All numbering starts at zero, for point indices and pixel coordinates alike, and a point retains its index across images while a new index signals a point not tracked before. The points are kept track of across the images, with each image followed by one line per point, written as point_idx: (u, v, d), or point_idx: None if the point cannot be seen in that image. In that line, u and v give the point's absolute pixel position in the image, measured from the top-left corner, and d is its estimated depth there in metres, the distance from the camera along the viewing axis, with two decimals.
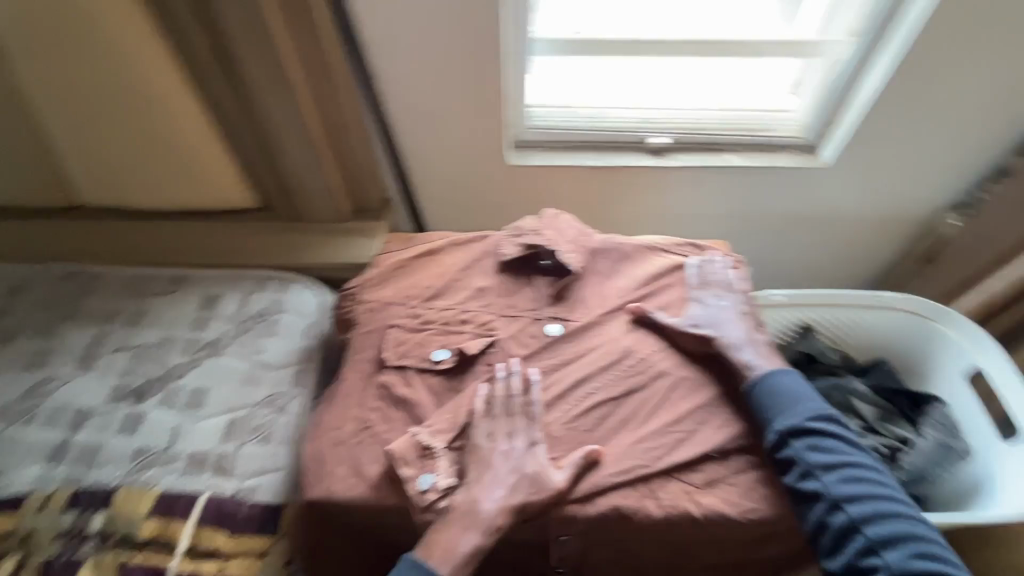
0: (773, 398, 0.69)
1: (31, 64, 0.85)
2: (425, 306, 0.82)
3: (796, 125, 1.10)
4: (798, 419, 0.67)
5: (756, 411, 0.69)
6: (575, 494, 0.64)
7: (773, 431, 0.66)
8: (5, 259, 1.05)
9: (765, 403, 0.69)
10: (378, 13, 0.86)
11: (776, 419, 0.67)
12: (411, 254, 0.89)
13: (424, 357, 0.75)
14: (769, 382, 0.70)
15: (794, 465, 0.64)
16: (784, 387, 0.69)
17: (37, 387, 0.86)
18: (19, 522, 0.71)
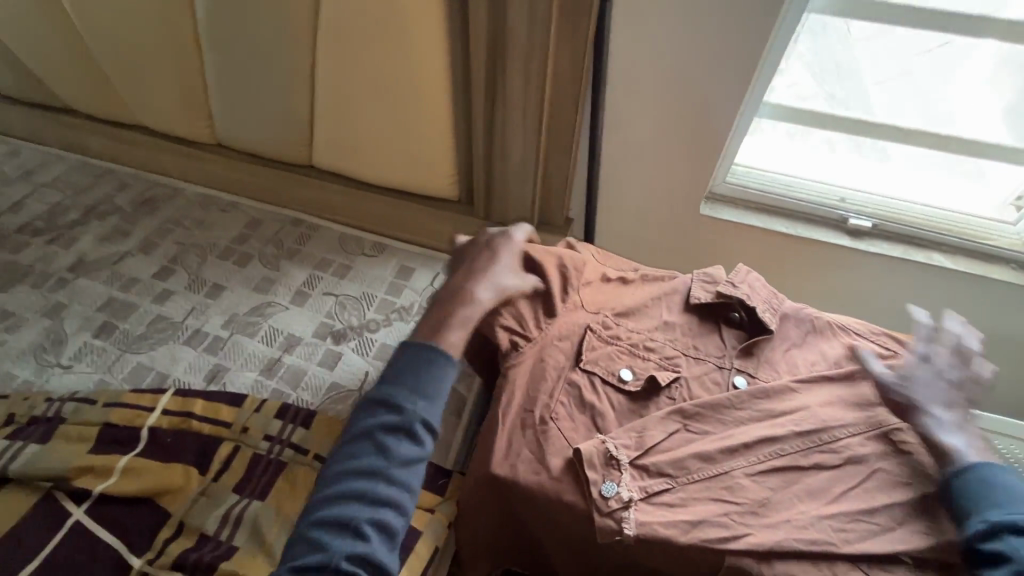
0: (976, 485, 0.66)
1: (334, 47, 1.02)
2: (615, 322, 0.84)
3: (1019, 240, 1.03)
4: (1011, 515, 0.63)
5: (959, 499, 0.66)
6: (755, 552, 0.62)
7: (981, 520, 0.62)
8: (248, 195, 1.24)
9: (969, 492, 0.66)
10: (633, 54, 0.93)
11: (984, 510, 0.63)
12: (608, 273, 0.91)
13: (614, 373, 0.77)
14: (976, 472, 0.67)
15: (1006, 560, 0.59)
16: (991, 480, 0.66)
17: (262, 307, 1.00)
18: (238, 416, 0.81)
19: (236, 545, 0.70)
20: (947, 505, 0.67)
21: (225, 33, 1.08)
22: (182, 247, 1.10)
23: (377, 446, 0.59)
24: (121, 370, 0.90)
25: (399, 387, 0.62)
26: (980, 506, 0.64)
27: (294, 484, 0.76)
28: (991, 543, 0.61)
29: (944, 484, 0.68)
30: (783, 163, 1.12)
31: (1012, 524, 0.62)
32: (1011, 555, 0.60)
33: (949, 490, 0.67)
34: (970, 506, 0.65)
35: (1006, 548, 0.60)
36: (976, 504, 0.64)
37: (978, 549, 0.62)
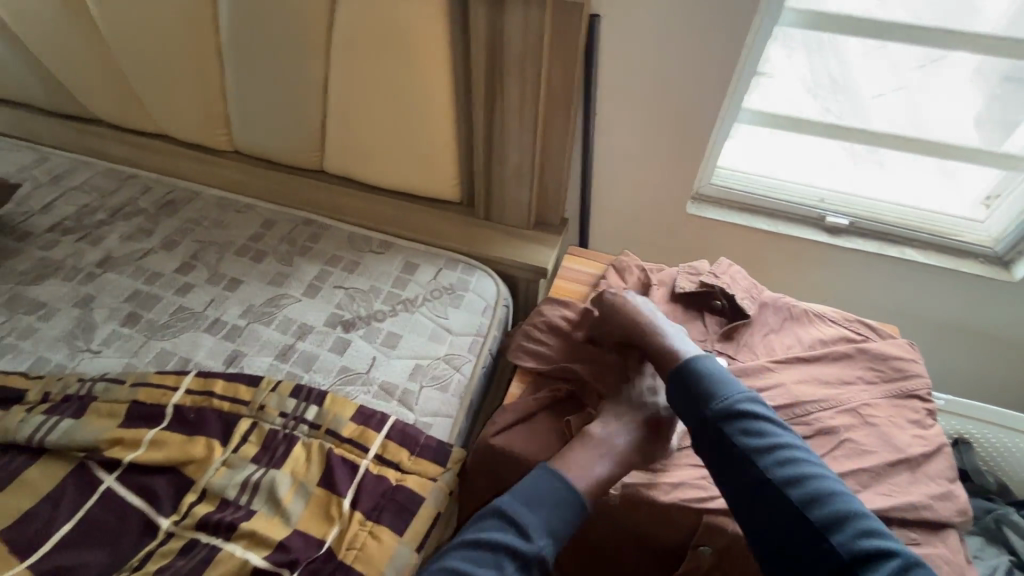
0: (701, 385, 0.67)
1: (346, 60, 1.11)
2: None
3: (988, 235, 1.09)
4: (729, 401, 0.64)
5: (694, 395, 0.66)
6: (731, 512, 0.68)
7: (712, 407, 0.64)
8: (261, 197, 1.32)
9: (693, 391, 0.67)
10: (621, 66, 1.01)
11: (707, 398, 0.65)
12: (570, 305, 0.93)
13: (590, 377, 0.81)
14: (694, 374, 0.68)
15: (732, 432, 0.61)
16: (712, 375, 0.67)
17: (277, 299, 1.07)
18: (255, 395, 0.88)
19: (254, 509, 0.76)
20: (681, 412, 0.67)
21: (245, 48, 1.17)
22: (201, 245, 1.18)
23: (497, 559, 0.59)
24: (146, 354, 0.97)
25: (536, 514, 0.62)
26: (707, 401, 0.65)
27: (308, 455, 0.82)
28: (696, 425, 0.65)
29: (690, 394, 0.67)
30: (765, 166, 1.19)
31: (733, 406, 0.63)
32: (724, 437, 0.62)
33: (676, 395, 0.69)
34: (696, 404, 0.66)
35: (724, 432, 0.62)
36: (697, 400, 0.66)
37: (698, 437, 0.64)
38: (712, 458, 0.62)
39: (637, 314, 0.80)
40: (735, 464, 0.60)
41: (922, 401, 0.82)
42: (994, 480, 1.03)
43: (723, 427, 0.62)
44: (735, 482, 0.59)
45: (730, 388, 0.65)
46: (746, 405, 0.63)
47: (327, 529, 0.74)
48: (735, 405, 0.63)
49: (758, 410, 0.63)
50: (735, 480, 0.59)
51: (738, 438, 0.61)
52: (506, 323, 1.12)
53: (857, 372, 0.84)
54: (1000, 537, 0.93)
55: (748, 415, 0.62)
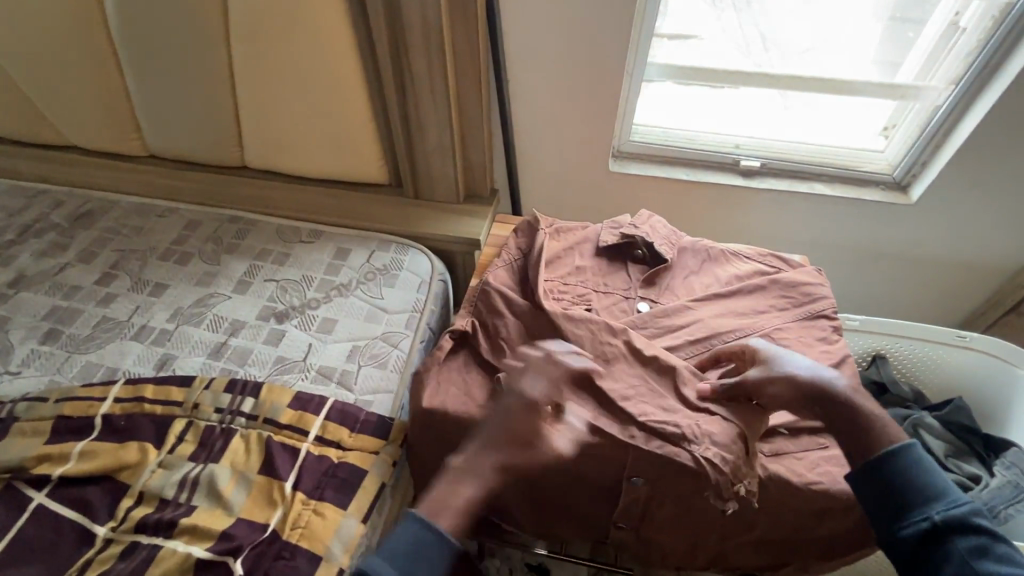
0: (917, 483, 0.60)
1: (246, 47, 1.08)
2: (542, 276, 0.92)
3: (886, 163, 1.17)
4: (955, 511, 0.58)
5: (903, 493, 0.60)
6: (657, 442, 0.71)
7: (925, 516, 0.58)
8: (171, 197, 1.28)
9: (904, 489, 0.60)
10: (524, 30, 1.03)
11: (925, 503, 0.59)
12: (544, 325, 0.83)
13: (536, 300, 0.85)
14: (893, 460, 0.62)
15: (954, 552, 0.56)
16: (931, 470, 0.61)
17: (204, 299, 1.05)
18: (188, 395, 0.86)
19: (195, 505, 0.75)
20: (874, 522, 0.61)
21: (139, 45, 1.13)
22: (122, 254, 1.14)
23: None
24: (70, 369, 0.94)
25: (389, 568, 0.59)
26: (922, 503, 0.59)
27: (247, 445, 0.81)
28: (909, 534, 0.58)
29: (883, 494, 0.61)
30: (679, 119, 1.24)
31: (957, 516, 0.57)
32: (940, 558, 0.56)
33: (860, 485, 0.63)
34: (895, 510, 0.60)
35: (941, 551, 0.56)
36: (895, 504, 0.60)
37: (904, 547, 0.58)
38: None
39: (801, 373, 0.69)
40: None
41: (829, 320, 0.88)
42: (911, 390, 1.11)
43: (946, 541, 0.56)
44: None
45: (942, 492, 0.59)
46: (955, 509, 0.58)
47: (271, 513, 0.75)
48: (958, 516, 0.57)
49: (983, 528, 0.57)
50: None
51: (959, 561, 0.55)
52: (445, 296, 1.13)
53: (770, 301, 0.90)
54: (918, 440, 1.03)
55: (976, 531, 0.57)
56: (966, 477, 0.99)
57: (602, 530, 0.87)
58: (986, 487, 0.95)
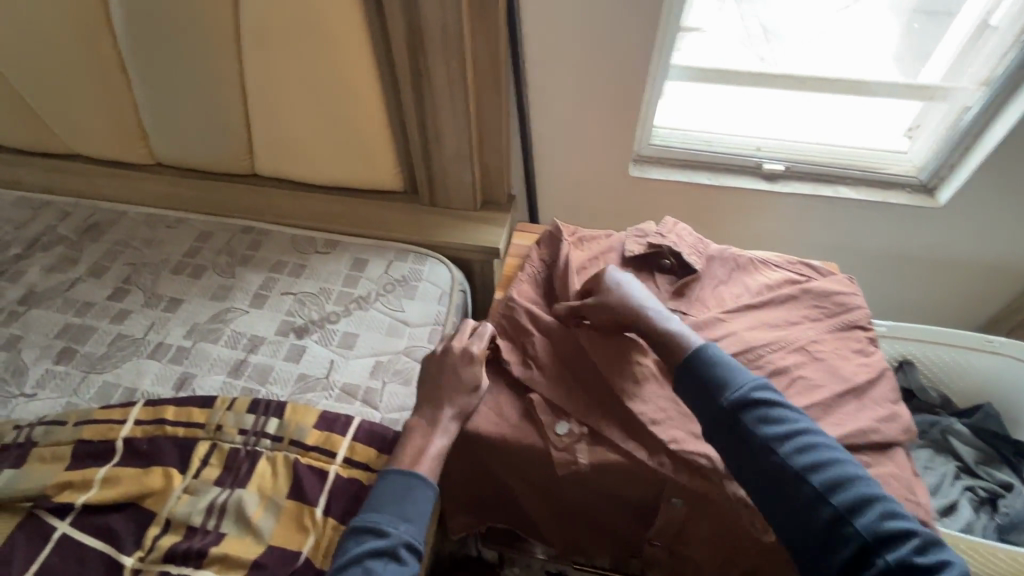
0: (711, 374, 0.65)
1: (257, 53, 1.05)
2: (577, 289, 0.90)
3: (912, 164, 1.14)
4: (739, 394, 0.63)
5: (704, 383, 0.65)
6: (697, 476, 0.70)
7: (727, 400, 0.62)
8: (180, 208, 1.25)
9: (704, 381, 0.65)
10: (544, 33, 1.00)
11: (722, 391, 0.64)
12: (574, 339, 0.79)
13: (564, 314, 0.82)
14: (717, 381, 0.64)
15: (766, 431, 0.60)
16: (718, 362, 0.66)
17: (221, 314, 1.02)
18: (210, 417, 0.84)
19: (223, 532, 0.73)
20: (716, 443, 0.63)
21: (146, 52, 1.10)
22: (133, 267, 1.11)
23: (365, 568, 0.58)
24: (87, 390, 0.91)
25: (382, 513, 0.63)
26: (717, 392, 0.64)
27: (273, 468, 0.79)
28: (717, 420, 0.63)
29: (717, 412, 0.63)
30: (700, 122, 1.21)
31: (749, 398, 0.62)
32: (747, 435, 0.60)
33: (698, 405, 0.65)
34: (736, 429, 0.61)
35: (747, 430, 0.60)
36: (707, 394, 0.65)
37: (715, 432, 0.63)
38: (758, 490, 0.59)
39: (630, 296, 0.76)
40: (786, 495, 0.57)
41: (864, 330, 0.86)
42: (938, 395, 1.11)
43: (741, 421, 0.61)
44: (774, 493, 0.57)
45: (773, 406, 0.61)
46: (761, 402, 0.62)
47: (301, 539, 0.73)
48: (746, 397, 0.62)
49: (787, 410, 0.61)
50: (765, 480, 0.58)
51: (764, 437, 0.59)
52: (464, 306, 1.11)
53: (802, 311, 0.88)
54: (947, 446, 1.04)
55: (762, 409, 0.61)
56: (997, 485, 0.99)
57: (635, 547, 0.85)
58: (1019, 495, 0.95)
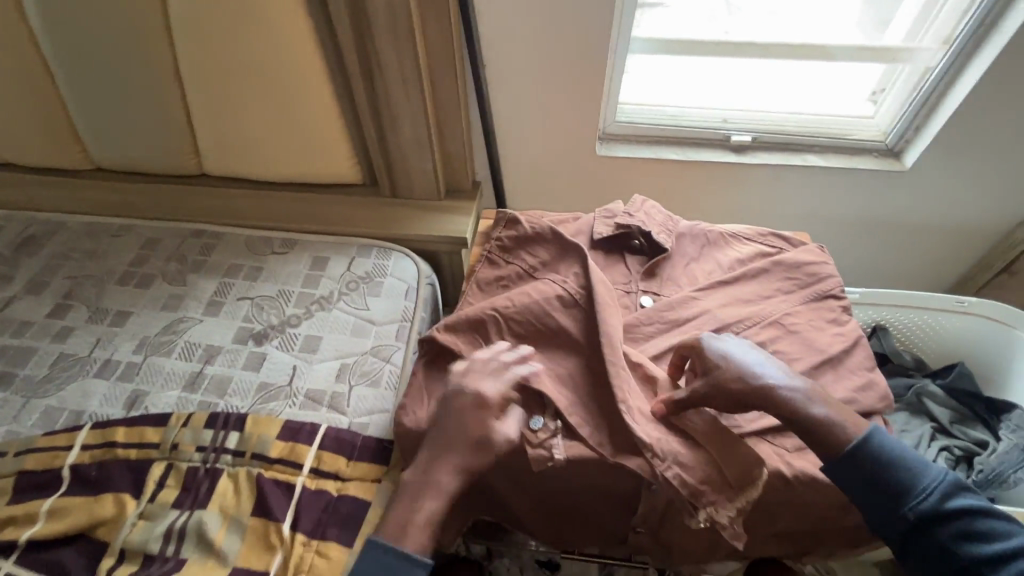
0: (840, 432, 0.65)
1: (189, 44, 0.97)
2: (536, 270, 0.87)
3: (879, 129, 1.13)
4: (876, 454, 0.64)
5: (829, 443, 0.65)
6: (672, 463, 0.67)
7: (862, 461, 0.64)
8: (123, 215, 1.17)
9: (832, 442, 0.65)
10: (496, 9, 0.95)
11: (856, 451, 0.64)
12: (535, 333, 0.78)
13: (521, 297, 0.80)
14: (868, 456, 0.64)
15: (905, 490, 0.63)
16: (844, 420, 0.66)
17: (173, 325, 0.96)
18: (165, 436, 0.79)
19: (185, 557, 0.69)
20: (859, 500, 0.64)
21: (69, 47, 1.02)
22: (75, 281, 1.04)
23: None
24: (29, 416, 0.85)
25: None
26: (852, 454, 0.64)
27: (236, 485, 0.75)
28: (855, 484, 0.64)
29: (858, 475, 0.64)
30: (666, 94, 1.17)
31: (884, 457, 0.64)
32: (890, 496, 0.63)
33: (844, 478, 0.65)
34: (889, 502, 0.63)
35: (886, 490, 0.63)
36: (840, 457, 0.65)
37: (853, 493, 0.65)
38: (899, 541, 0.63)
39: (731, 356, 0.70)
40: (925, 544, 0.62)
41: (837, 299, 0.84)
42: (912, 358, 1.11)
43: (883, 481, 0.63)
44: (917, 550, 0.62)
45: (923, 478, 0.63)
46: (895, 460, 0.64)
47: (268, 559, 0.69)
48: (881, 456, 0.64)
49: (916, 464, 0.64)
50: (909, 536, 0.62)
51: (905, 497, 0.63)
52: (433, 300, 1.07)
53: (775, 284, 0.86)
54: (922, 408, 1.04)
55: (900, 467, 0.64)
56: (971, 444, 0.99)
57: (620, 535, 0.83)
58: (993, 452, 0.96)
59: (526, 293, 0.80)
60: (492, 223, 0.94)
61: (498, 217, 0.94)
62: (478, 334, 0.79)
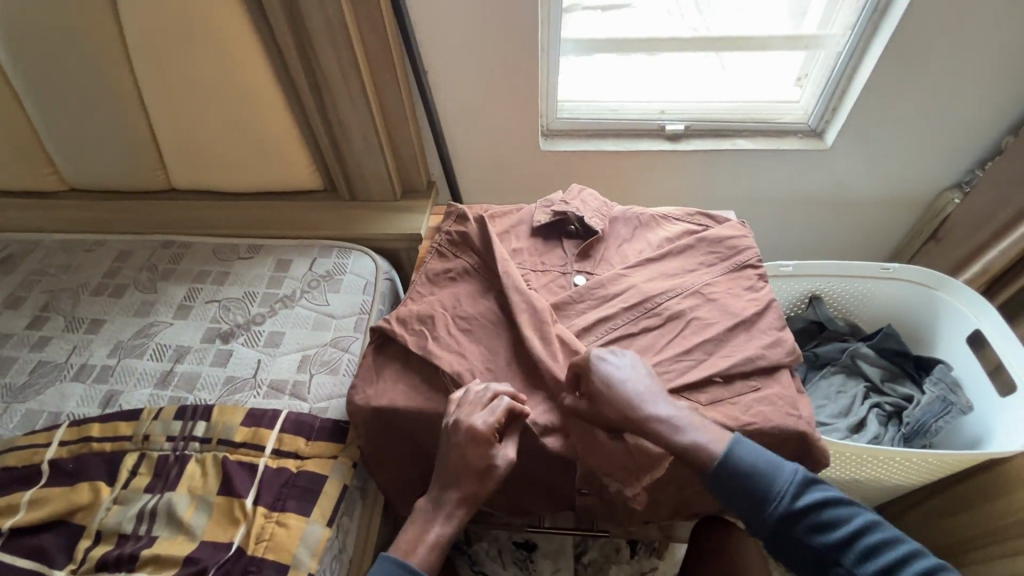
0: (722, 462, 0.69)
1: (145, 64, 1.04)
2: (482, 264, 0.92)
3: (802, 112, 1.20)
4: (749, 471, 0.69)
5: (718, 473, 0.69)
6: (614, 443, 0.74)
7: (734, 483, 0.69)
8: (97, 231, 1.23)
9: (718, 474, 0.69)
10: (430, 19, 1.02)
11: (733, 475, 0.68)
12: (484, 329, 0.84)
13: (468, 296, 0.88)
14: (733, 467, 0.69)
15: (776, 502, 0.67)
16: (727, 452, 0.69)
17: (146, 329, 1.02)
18: (137, 428, 0.85)
19: (156, 535, 0.75)
20: (737, 513, 0.70)
21: (34, 74, 1.08)
22: (53, 294, 1.10)
23: None
24: (10, 419, 0.91)
25: None
26: (729, 477, 0.69)
27: (203, 469, 0.81)
28: (733, 499, 0.70)
29: (735, 493, 0.69)
30: (603, 90, 1.25)
31: (755, 474, 0.68)
32: (761, 508, 0.68)
33: (716, 490, 0.70)
34: (753, 505, 0.69)
35: (757, 504, 0.68)
36: (720, 479, 0.69)
37: (731, 505, 0.70)
38: (779, 546, 0.68)
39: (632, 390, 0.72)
40: (802, 549, 0.66)
41: (755, 268, 0.91)
42: (846, 324, 1.18)
43: (757, 497, 0.68)
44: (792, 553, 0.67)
45: (778, 480, 0.68)
46: (766, 475, 0.68)
47: (233, 531, 0.75)
48: (752, 474, 0.68)
49: (790, 476, 0.68)
50: (784, 542, 0.67)
51: (776, 507, 0.67)
52: (393, 294, 1.13)
53: (698, 259, 0.93)
54: (856, 369, 1.11)
55: (772, 481, 0.68)
56: (900, 399, 1.06)
57: (568, 499, 0.89)
58: (919, 405, 1.03)
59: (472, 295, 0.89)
60: (440, 222, 1.01)
61: (449, 209, 1.01)
62: (427, 330, 0.84)
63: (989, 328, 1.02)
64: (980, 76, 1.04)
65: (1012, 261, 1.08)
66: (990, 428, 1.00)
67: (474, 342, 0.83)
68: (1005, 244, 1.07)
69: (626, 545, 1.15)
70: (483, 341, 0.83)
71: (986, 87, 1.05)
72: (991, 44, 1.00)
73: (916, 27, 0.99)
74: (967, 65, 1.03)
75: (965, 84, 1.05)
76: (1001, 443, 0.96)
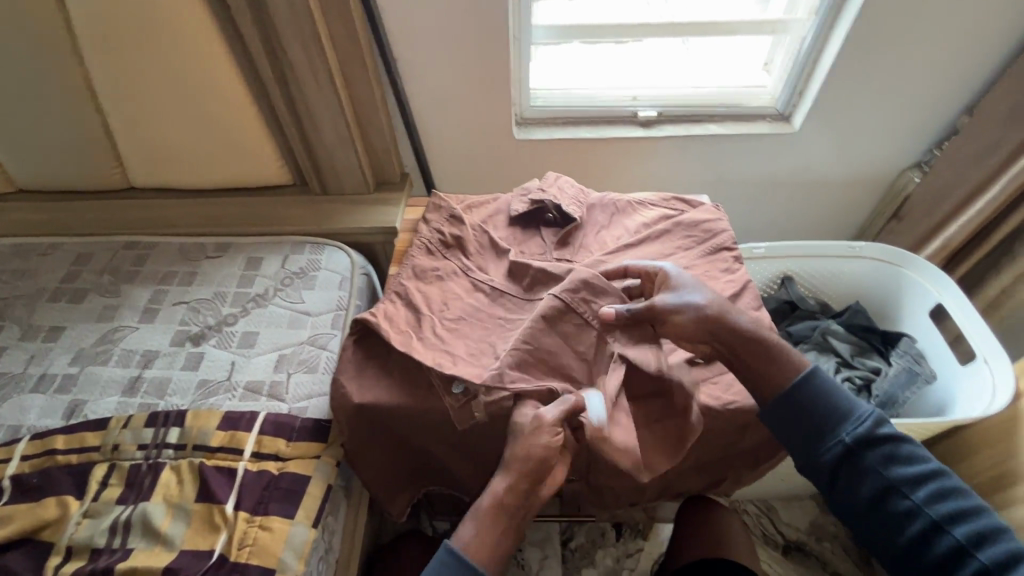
0: (790, 393, 0.70)
1: (95, 57, 0.98)
2: (471, 268, 0.91)
3: (769, 97, 1.23)
4: (817, 408, 0.69)
5: (786, 402, 0.70)
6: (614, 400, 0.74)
7: (802, 418, 0.69)
8: (49, 233, 1.17)
9: (786, 404, 0.70)
10: (398, 7, 1.00)
11: (803, 408, 0.69)
12: (471, 326, 0.83)
13: (455, 298, 0.86)
14: (803, 400, 0.69)
15: (840, 442, 0.67)
16: (797, 383, 0.70)
17: (110, 334, 0.98)
18: (106, 438, 0.81)
19: (132, 547, 0.72)
20: (798, 452, 0.70)
21: None
22: (4, 301, 1.04)
23: None
24: None
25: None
26: (796, 411, 0.69)
27: (179, 476, 0.78)
28: (797, 436, 0.69)
29: (801, 429, 0.69)
30: (575, 76, 1.24)
31: (823, 411, 0.69)
32: (825, 447, 0.68)
33: (775, 422, 0.71)
34: (817, 444, 0.68)
35: (821, 443, 0.68)
36: (786, 414, 0.70)
37: (792, 443, 0.70)
38: (836, 491, 0.68)
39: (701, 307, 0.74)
40: (863, 493, 0.66)
41: (731, 250, 0.92)
42: (817, 302, 1.22)
43: (824, 434, 0.68)
44: (852, 498, 0.67)
45: (847, 422, 0.68)
46: (834, 413, 0.69)
47: (214, 538, 0.73)
48: (821, 410, 0.69)
49: (856, 418, 0.68)
50: (845, 485, 0.67)
51: (842, 448, 0.67)
52: (370, 289, 1.11)
53: (675, 243, 0.94)
54: (827, 345, 1.14)
55: (840, 421, 0.68)
56: (869, 371, 1.10)
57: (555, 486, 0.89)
58: (886, 377, 1.06)
59: (454, 288, 0.88)
60: (422, 218, 1.00)
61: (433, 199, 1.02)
62: (416, 330, 0.82)
63: (949, 300, 1.06)
64: (938, 59, 1.07)
65: (970, 235, 1.12)
66: (951, 395, 1.05)
67: (461, 338, 0.81)
68: (962, 220, 1.12)
69: (611, 529, 1.16)
70: (470, 339, 0.81)
71: (943, 69, 1.09)
72: (947, 28, 1.03)
73: (877, 12, 1.01)
74: (926, 48, 1.06)
75: (924, 66, 1.09)
76: (962, 408, 1.01)
